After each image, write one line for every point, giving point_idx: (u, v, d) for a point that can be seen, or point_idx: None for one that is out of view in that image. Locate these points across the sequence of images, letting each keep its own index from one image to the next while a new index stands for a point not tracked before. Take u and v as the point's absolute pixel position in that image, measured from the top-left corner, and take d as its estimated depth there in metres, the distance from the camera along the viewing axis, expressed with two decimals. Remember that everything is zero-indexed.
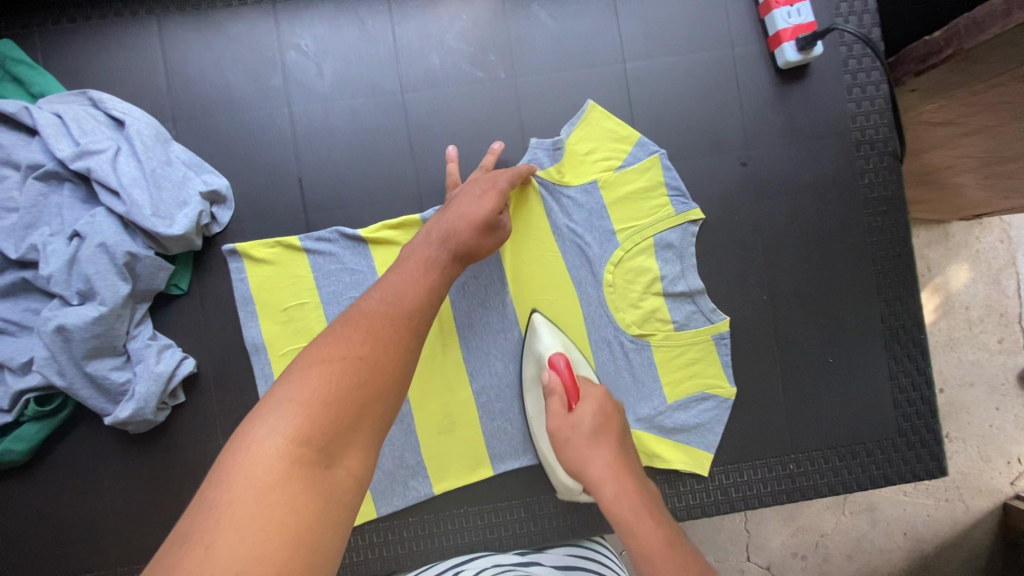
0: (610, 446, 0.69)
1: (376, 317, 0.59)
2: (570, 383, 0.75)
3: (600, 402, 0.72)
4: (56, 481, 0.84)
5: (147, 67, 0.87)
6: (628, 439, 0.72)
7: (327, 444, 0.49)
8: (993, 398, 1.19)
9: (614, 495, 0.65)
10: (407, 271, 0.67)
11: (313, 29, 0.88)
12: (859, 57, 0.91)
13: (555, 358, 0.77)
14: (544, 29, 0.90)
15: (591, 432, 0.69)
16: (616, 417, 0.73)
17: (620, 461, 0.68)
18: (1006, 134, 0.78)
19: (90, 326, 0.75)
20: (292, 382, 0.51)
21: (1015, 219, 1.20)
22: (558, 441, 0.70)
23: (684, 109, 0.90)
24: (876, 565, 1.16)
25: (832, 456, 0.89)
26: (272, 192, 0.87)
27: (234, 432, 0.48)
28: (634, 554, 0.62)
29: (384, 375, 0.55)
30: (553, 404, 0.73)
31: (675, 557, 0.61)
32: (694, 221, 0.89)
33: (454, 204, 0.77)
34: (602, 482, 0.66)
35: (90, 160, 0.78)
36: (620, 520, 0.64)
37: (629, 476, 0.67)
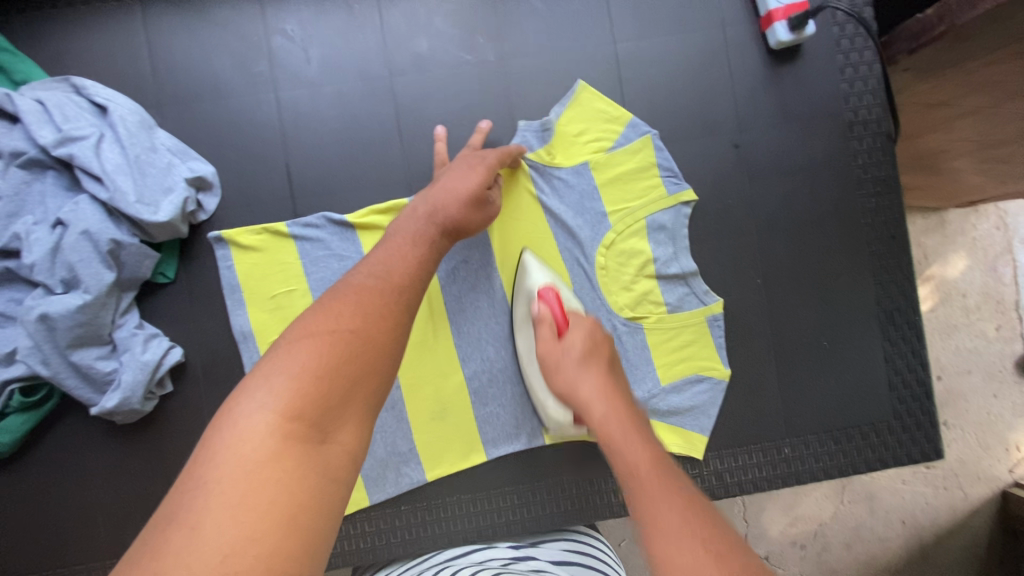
0: (600, 373, 0.63)
1: (367, 292, 0.58)
2: (560, 314, 0.73)
3: (589, 330, 0.68)
4: (45, 473, 0.83)
5: (130, 53, 0.85)
6: (621, 369, 0.66)
7: (319, 419, 0.48)
8: (991, 385, 1.18)
9: (601, 415, 0.58)
10: (396, 246, 0.66)
11: (299, 13, 0.86)
12: (851, 37, 0.90)
13: (546, 288, 0.79)
14: (533, 12, 0.89)
15: (579, 357, 0.65)
16: (607, 344, 0.67)
17: (610, 386, 0.61)
18: (1000, 114, 0.77)
19: (74, 314, 0.74)
20: (281, 357, 0.50)
21: (1011, 205, 1.20)
22: (549, 368, 0.67)
23: (675, 91, 0.89)
24: (875, 553, 1.16)
25: (827, 440, 0.89)
26: (258, 178, 0.86)
27: (221, 410, 0.46)
28: (619, 476, 0.53)
29: (377, 349, 0.54)
30: (543, 333, 0.72)
31: (666, 478, 0.49)
32: (686, 202, 0.88)
33: (442, 178, 0.77)
34: (590, 402, 0.60)
35: (73, 146, 0.76)
36: (607, 439, 0.56)
37: (619, 396, 0.60)
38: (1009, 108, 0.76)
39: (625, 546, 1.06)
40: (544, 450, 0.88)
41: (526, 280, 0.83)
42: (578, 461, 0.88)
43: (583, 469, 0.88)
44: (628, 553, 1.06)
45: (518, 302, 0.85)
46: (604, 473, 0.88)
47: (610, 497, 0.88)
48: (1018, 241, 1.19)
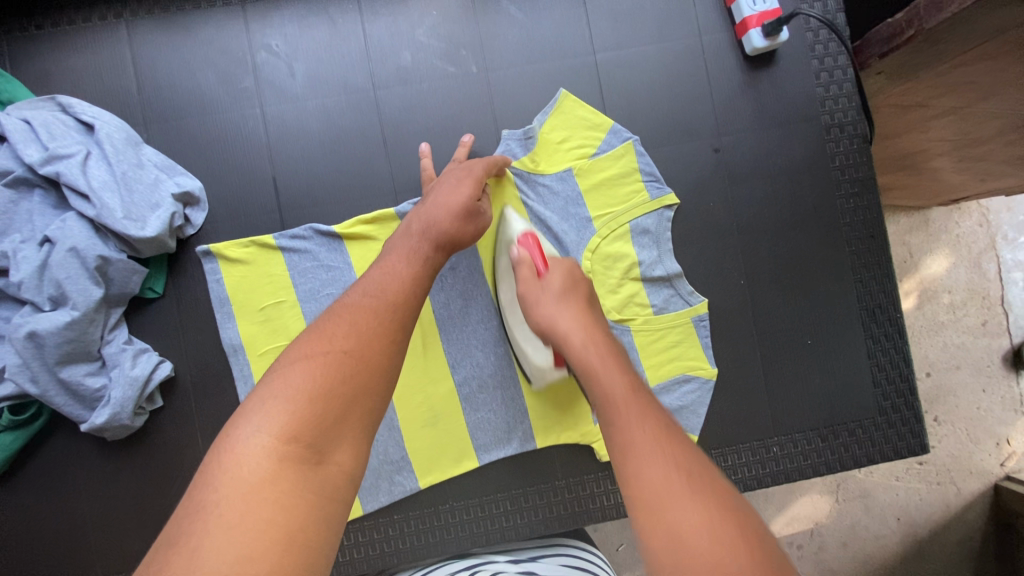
0: (578, 308, 0.68)
1: (360, 312, 0.59)
2: (539, 256, 0.74)
3: (568, 269, 0.72)
4: (35, 491, 0.83)
5: (116, 70, 0.86)
6: (598, 305, 0.71)
7: (315, 440, 0.48)
8: (979, 380, 1.20)
9: (581, 345, 0.64)
10: (391, 265, 0.66)
11: (283, 29, 0.88)
12: (825, 42, 0.93)
13: (525, 235, 0.76)
14: (513, 24, 0.90)
15: (559, 290, 0.70)
16: (585, 283, 0.73)
17: (586, 319, 0.67)
18: (974, 114, 0.80)
19: (62, 331, 0.74)
20: (278, 381, 0.51)
21: (992, 202, 1.22)
22: (528, 302, 0.71)
23: (656, 98, 0.91)
24: (872, 551, 1.17)
25: (814, 437, 0.90)
26: (246, 192, 0.87)
27: (220, 435, 0.48)
28: (595, 395, 0.58)
29: (371, 367, 0.54)
30: (523, 274, 0.73)
31: (638, 397, 0.54)
32: (668, 206, 0.90)
33: (431, 194, 0.77)
34: (570, 333, 0.65)
35: (60, 164, 0.77)
36: (585, 366, 0.62)
37: (596, 329, 0.66)
38: (982, 108, 0.78)
39: (623, 551, 1.07)
40: (536, 454, 0.89)
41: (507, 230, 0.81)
42: (569, 465, 0.89)
43: (575, 472, 0.89)
44: (626, 558, 1.07)
45: (501, 253, 0.84)
46: (595, 476, 0.89)
47: (602, 500, 0.89)
48: (1000, 237, 1.22)
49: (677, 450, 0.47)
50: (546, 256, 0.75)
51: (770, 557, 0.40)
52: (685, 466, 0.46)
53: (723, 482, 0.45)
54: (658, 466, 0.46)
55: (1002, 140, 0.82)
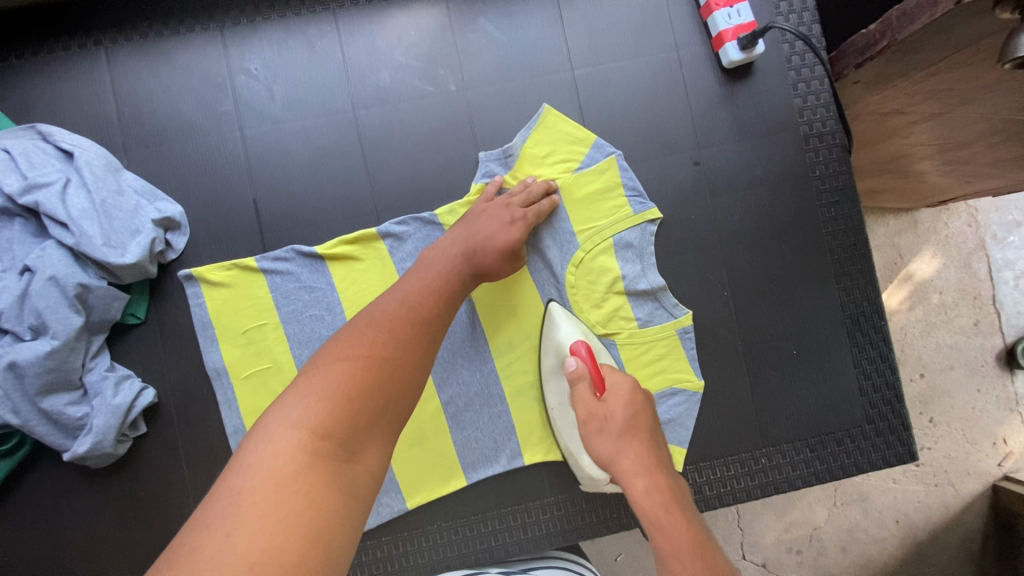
0: (639, 443, 0.74)
1: (398, 322, 0.63)
2: (597, 373, 0.77)
3: (630, 394, 0.76)
4: (19, 522, 0.82)
5: (96, 97, 0.86)
6: (658, 435, 0.76)
7: (346, 439, 0.52)
8: (974, 380, 1.20)
9: (644, 490, 0.70)
10: (428, 279, 0.71)
11: (262, 52, 0.88)
12: (801, 54, 0.94)
13: (578, 344, 0.80)
14: (491, 41, 0.91)
15: (620, 428, 0.74)
16: (645, 411, 0.76)
17: (648, 459, 0.72)
18: (954, 118, 0.80)
19: (43, 361, 0.74)
20: (317, 377, 0.55)
21: (980, 202, 1.23)
22: (588, 430, 0.76)
23: (636, 112, 0.92)
24: (871, 555, 1.16)
25: (803, 448, 0.90)
26: (227, 215, 0.87)
27: (259, 423, 0.51)
28: (660, 550, 0.65)
29: (404, 377, 0.59)
30: (580, 391, 0.78)
31: (702, 558, 0.62)
32: (651, 220, 0.90)
33: (482, 216, 0.81)
34: (633, 476, 0.71)
35: (39, 193, 0.77)
36: (650, 516, 0.68)
37: (657, 471, 0.72)
38: (961, 113, 0.78)
39: (621, 562, 1.06)
40: (524, 470, 0.88)
41: (555, 332, 0.86)
42: (558, 482, 0.88)
43: (563, 489, 0.88)
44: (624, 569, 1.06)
45: (546, 355, 0.87)
46: (583, 493, 0.88)
47: (592, 518, 0.88)
48: (990, 237, 1.22)
49: None
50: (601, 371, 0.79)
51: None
52: None
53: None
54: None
55: (985, 143, 0.82)
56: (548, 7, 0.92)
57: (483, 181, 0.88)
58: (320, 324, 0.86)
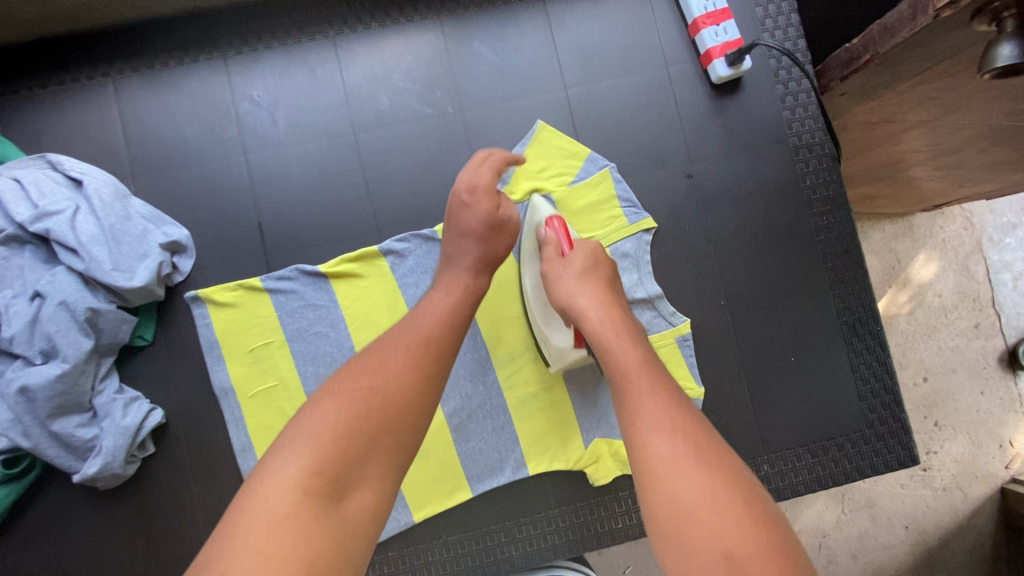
0: (598, 286, 0.71)
1: (391, 350, 0.61)
2: (566, 238, 0.77)
3: (591, 250, 0.75)
4: (29, 544, 0.83)
5: (105, 126, 0.89)
6: (618, 284, 0.75)
7: (339, 475, 0.51)
8: (977, 383, 1.21)
9: (598, 321, 0.67)
10: (430, 305, 0.69)
11: (264, 79, 0.91)
12: (787, 68, 0.97)
13: (551, 217, 0.79)
14: (486, 63, 0.94)
15: (578, 273, 0.72)
16: (607, 264, 0.75)
17: (606, 298, 0.70)
18: (939, 126, 0.82)
19: (54, 384, 0.76)
20: (308, 415, 0.55)
21: (975, 206, 1.25)
22: (549, 279, 0.73)
23: (628, 128, 0.94)
24: (882, 562, 1.16)
25: (805, 454, 0.91)
26: (233, 237, 0.89)
27: (256, 464, 0.52)
28: (610, 371, 0.62)
29: (398, 409, 0.56)
30: (548, 252, 0.76)
31: (651, 376, 0.59)
32: (646, 230, 0.92)
33: (451, 219, 0.77)
34: (588, 310, 0.68)
35: (49, 221, 0.79)
36: (601, 341, 0.65)
37: (613, 306, 0.69)
38: (946, 121, 0.81)
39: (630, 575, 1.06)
40: (529, 481, 0.89)
41: (534, 216, 0.84)
42: (562, 493, 0.89)
43: (569, 500, 0.89)
44: None
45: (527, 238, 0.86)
46: (589, 503, 0.89)
47: (598, 528, 0.88)
48: (986, 240, 1.24)
49: (686, 427, 0.53)
50: (571, 237, 0.78)
51: (760, 520, 0.46)
52: (694, 443, 0.51)
53: (717, 446, 0.52)
54: (668, 442, 0.52)
55: (975, 148, 0.85)
56: (540, 28, 0.95)
57: None
58: (324, 341, 0.88)
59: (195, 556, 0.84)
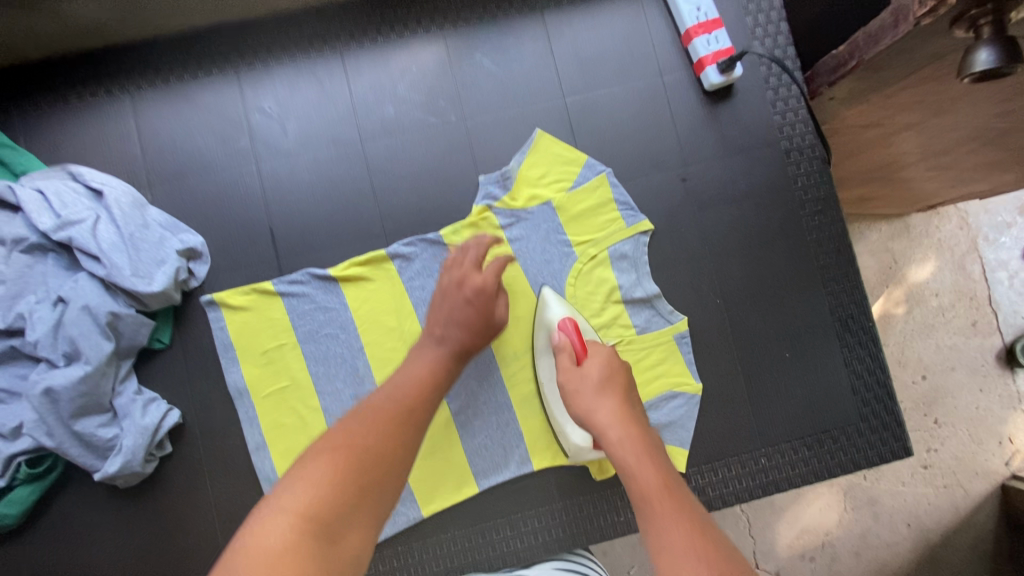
0: (616, 399, 0.72)
1: (382, 409, 0.65)
2: (579, 343, 0.81)
3: (607, 357, 0.77)
4: (51, 542, 0.86)
5: (123, 138, 0.93)
6: (636, 398, 0.75)
7: (333, 521, 0.52)
8: (975, 380, 1.23)
9: (616, 438, 0.67)
10: (414, 370, 0.74)
11: (275, 92, 0.95)
12: (777, 74, 1.00)
13: (565, 320, 0.85)
14: (488, 73, 0.98)
15: (596, 386, 0.73)
16: (624, 373, 0.76)
17: (623, 409, 0.71)
18: (926, 128, 0.86)
19: (77, 385, 0.79)
20: (304, 465, 0.56)
21: (970, 205, 1.27)
22: (568, 392, 0.76)
23: (625, 133, 0.98)
24: (885, 560, 1.18)
25: (801, 446, 0.93)
26: (246, 243, 0.92)
27: (253, 509, 0.52)
28: (633, 496, 0.60)
29: (389, 463, 0.59)
30: (563, 360, 0.80)
31: (672, 499, 0.56)
32: (644, 232, 0.95)
33: (444, 301, 0.82)
34: (608, 427, 0.69)
35: (71, 230, 0.83)
36: (621, 461, 0.65)
37: (631, 420, 0.69)
38: (933, 123, 0.84)
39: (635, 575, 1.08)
40: (534, 476, 0.92)
41: (545, 312, 0.89)
42: (566, 488, 0.92)
43: (572, 494, 0.92)
44: None
45: (538, 330, 0.90)
46: (591, 496, 0.92)
47: (600, 521, 0.91)
48: (982, 239, 1.26)
49: (711, 552, 0.49)
50: (584, 342, 0.82)
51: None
52: (722, 570, 0.47)
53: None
54: (696, 573, 0.47)
55: (965, 148, 0.89)
56: (538, 39, 0.99)
57: (484, 204, 0.94)
58: (335, 342, 0.91)
59: (212, 551, 0.87)
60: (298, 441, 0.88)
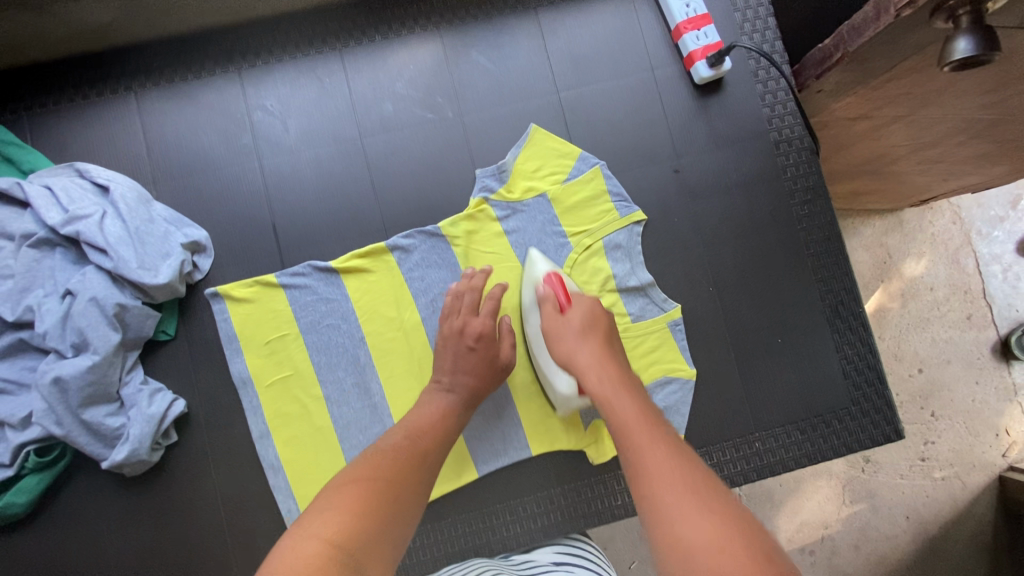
0: (596, 343, 0.79)
1: (397, 452, 0.70)
2: (563, 293, 0.85)
3: (589, 307, 0.83)
4: (59, 530, 0.88)
5: (127, 136, 0.95)
6: (617, 345, 0.81)
7: (358, 548, 0.53)
8: (971, 372, 1.25)
9: (596, 380, 0.74)
10: (422, 416, 0.79)
11: (276, 90, 0.97)
12: (766, 68, 1.03)
13: (549, 273, 0.87)
14: (484, 71, 1.00)
15: (578, 329, 0.81)
16: (604, 318, 0.83)
17: (603, 354, 0.77)
18: (915, 121, 0.87)
19: (85, 375, 0.81)
20: (328, 499, 0.60)
21: (962, 200, 1.30)
22: (552, 337, 0.82)
23: (618, 127, 1.00)
24: (885, 552, 1.20)
25: (794, 431, 0.95)
26: (248, 236, 0.95)
27: (282, 538, 0.54)
28: (613, 427, 0.66)
29: (405, 496, 0.64)
30: (546, 309, 0.85)
31: (648, 426, 0.62)
32: (637, 222, 0.98)
33: (447, 350, 0.86)
34: (588, 367, 0.76)
35: (79, 224, 0.85)
36: (602, 396, 0.71)
37: (609, 364, 0.76)
38: (922, 115, 0.86)
39: (636, 569, 1.09)
40: (532, 461, 0.94)
41: (531, 269, 0.90)
42: (563, 473, 0.93)
43: (570, 479, 0.93)
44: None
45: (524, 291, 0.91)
46: (589, 481, 0.93)
47: (598, 505, 0.93)
48: (975, 233, 1.28)
49: (681, 468, 0.55)
50: (568, 291, 0.86)
51: (768, 556, 0.45)
52: (691, 483, 0.52)
53: (717, 485, 0.53)
54: (666, 486, 0.52)
55: (953, 142, 0.91)
56: (533, 37, 1.02)
57: (480, 196, 0.96)
58: (337, 333, 0.93)
59: (217, 538, 0.89)
60: (301, 429, 0.91)
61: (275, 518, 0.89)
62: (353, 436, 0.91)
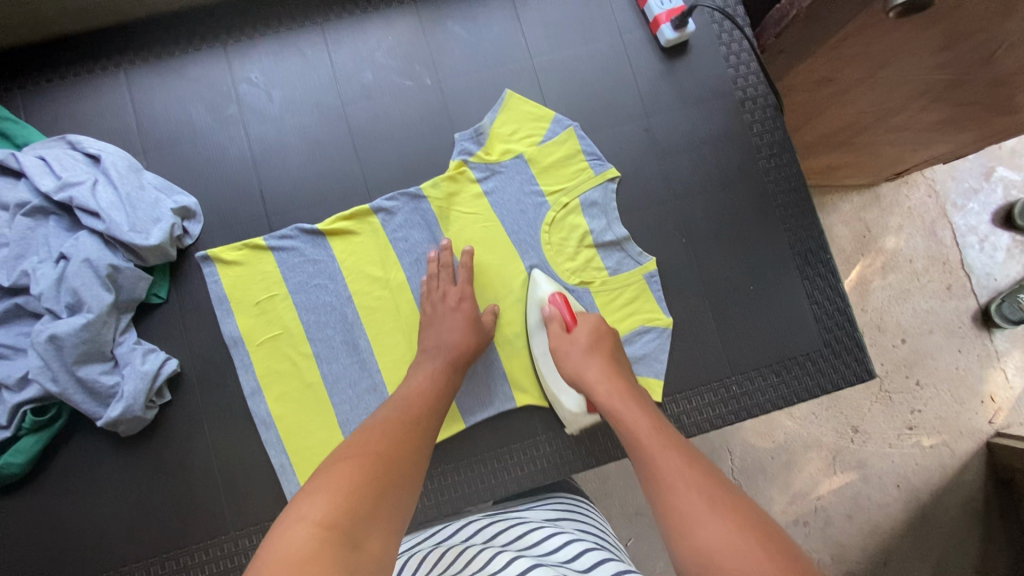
0: (602, 359, 0.85)
1: (390, 425, 0.72)
2: (568, 313, 0.91)
3: (594, 325, 0.89)
4: (55, 492, 0.89)
5: (117, 109, 0.99)
6: (621, 357, 0.87)
7: (352, 527, 0.55)
8: (953, 341, 1.27)
9: (604, 393, 0.80)
10: (414, 388, 0.81)
11: (260, 63, 1.01)
12: (729, 30, 1.08)
13: (553, 294, 0.94)
14: (460, 41, 1.05)
15: (584, 347, 0.86)
16: (608, 335, 0.89)
17: (609, 368, 0.84)
18: (878, 81, 0.89)
19: (79, 332, 0.83)
20: (323, 477, 0.61)
21: (935, 173, 1.33)
22: (559, 355, 0.88)
23: (591, 91, 1.05)
24: (877, 521, 1.20)
25: (769, 373, 0.99)
26: (236, 201, 0.98)
27: (276, 521, 0.56)
28: (624, 438, 0.72)
29: (398, 466, 0.65)
30: (553, 329, 0.91)
31: (661, 437, 0.69)
32: (611, 179, 1.02)
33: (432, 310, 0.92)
34: (596, 383, 0.82)
35: (72, 190, 0.88)
36: (610, 409, 0.78)
37: (616, 377, 0.82)
38: (883, 75, 0.87)
39: (632, 546, 1.11)
40: (517, 412, 0.97)
41: (535, 289, 0.96)
42: (547, 422, 0.96)
43: (554, 427, 0.96)
44: (638, 553, 1.11)
45: (528, 311, 0.96)
46: (572, 428, 0.96)
47: (581, 450, 0.95)
48: (950, 205, 1.32)
49: (696, 477, 0.61)
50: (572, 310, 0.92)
51: (784, 552, 0.51)
52: (706, 491, 0.58)
53: (728, 488, 0.59)
54: (682, 492, 0.59)
55: (917, 107, 0.94)
56: (506, 9, 1.06)
57: (460, 158, 1.00)
58: (325, 292, 0.96)
59: (211, 498, 0.91)
60: (291, 385, 0.93)
61: (269, 480, 0.91)
62: (342, 391, 0.93)
